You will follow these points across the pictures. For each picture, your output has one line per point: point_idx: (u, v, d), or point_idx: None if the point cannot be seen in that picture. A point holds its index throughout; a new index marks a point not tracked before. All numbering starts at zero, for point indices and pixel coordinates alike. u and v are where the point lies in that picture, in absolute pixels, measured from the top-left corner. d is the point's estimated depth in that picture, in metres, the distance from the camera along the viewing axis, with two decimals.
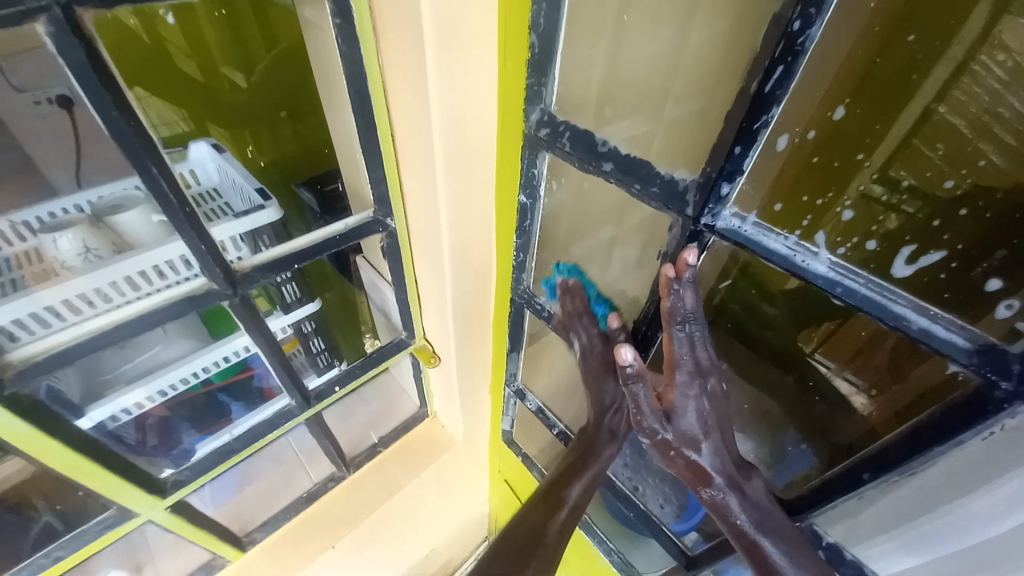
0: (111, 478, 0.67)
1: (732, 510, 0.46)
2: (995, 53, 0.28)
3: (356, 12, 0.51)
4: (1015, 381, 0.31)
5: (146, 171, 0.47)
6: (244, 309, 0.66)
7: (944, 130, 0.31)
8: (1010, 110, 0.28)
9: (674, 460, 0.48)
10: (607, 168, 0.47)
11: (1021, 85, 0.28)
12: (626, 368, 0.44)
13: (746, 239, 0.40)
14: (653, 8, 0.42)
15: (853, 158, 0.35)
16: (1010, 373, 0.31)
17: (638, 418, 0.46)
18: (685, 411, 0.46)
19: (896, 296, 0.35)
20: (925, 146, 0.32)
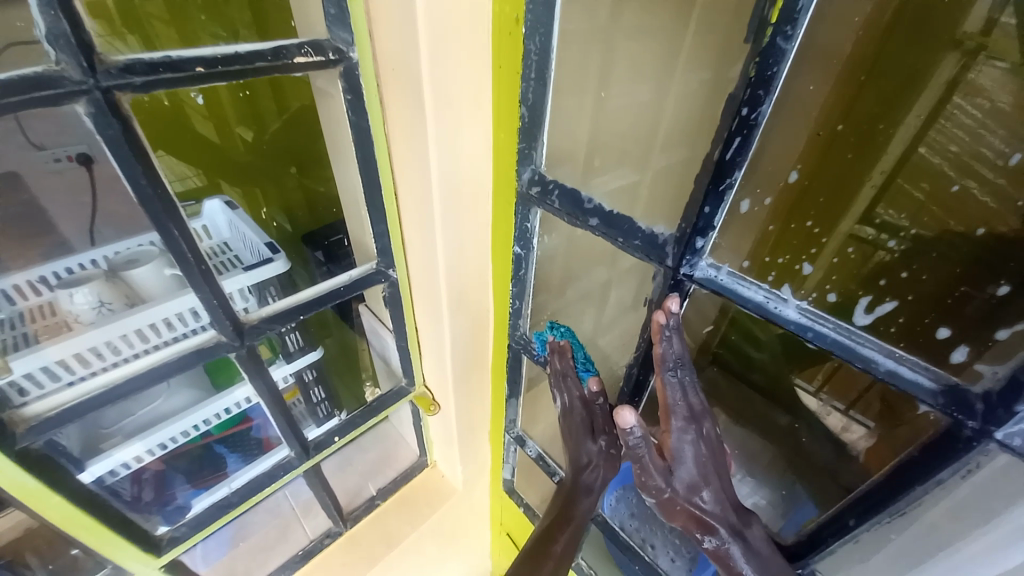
0: (107, 533, 0.66)
1: (736, 560, 0.45)
2: (973, 98, 0.32)
3: (365, 88, 0.56)
4: (980, 420, 0.32)
5: (166, 232, 0.50)
6: (249, 359, 0.67)
7: (925, 170, 0.35)
8: (989, 149, 0.32)
9: (676, 513, 0.46)
10: (593, 223, 0.51)
11: (998, 124, 0.31)
12: (629, 432, 0.43)
13: (722, 287, 0.43)
14: (632, 70, 0.47)
15: (804, 224, 0.40)
16: (974, 412, 0.32)
17: (642, 476, 0.45)
18: (684, 457, 0.45)
19: (864, 340, 0.37)
20: (910, 185, 0.36)
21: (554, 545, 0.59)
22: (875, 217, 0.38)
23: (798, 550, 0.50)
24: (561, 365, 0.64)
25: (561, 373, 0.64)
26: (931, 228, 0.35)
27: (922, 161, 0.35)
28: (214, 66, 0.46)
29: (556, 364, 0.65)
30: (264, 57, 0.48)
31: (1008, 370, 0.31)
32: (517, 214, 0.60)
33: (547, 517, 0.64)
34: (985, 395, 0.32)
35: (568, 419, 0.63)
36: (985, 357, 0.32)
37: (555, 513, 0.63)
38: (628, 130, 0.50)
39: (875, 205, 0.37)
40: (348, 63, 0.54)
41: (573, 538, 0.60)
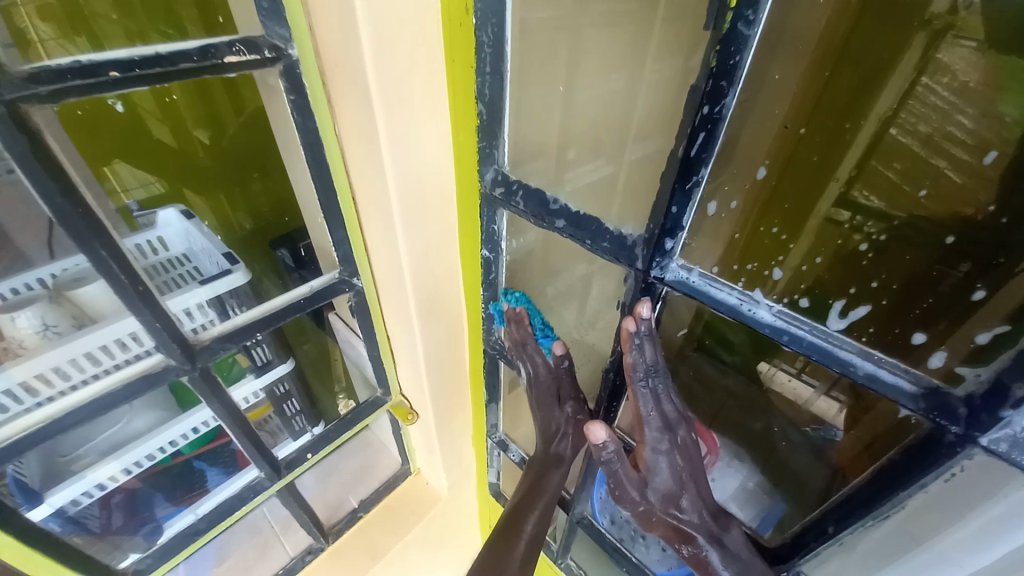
0: (62, 570, 0.63)
1: (715, 565, 0.44)
2: (941, 77, 0.31)
3: (309, 88, 0.53)
4: (964, 425, 0.30)
5: (94, 253, 0.46)
6: (204, 382, 0.63)
7: (899, 151, 0.33)
8: (959, 128, 0.31)
9: (655, 523, 0.46)
10: (560, 225, 0.48)
11: (970, 101, 0.30)
12: (602, 446, 0.42)
13: (694, 289, 0.40)
14: (603, 58, 0.46)
15: (770, 229, 0.39)
16: (957, 416, 0.31)
17: (617, 489, 0.45)
18: (661, 469, 0.44)
19: (841, 342, 0.35)
20: (883, 166, 0.34)
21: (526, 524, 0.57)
22: (850, 201, 0.36)
23: (782, 552, 0.48)
24: (520, 333, 0.64)
25: (519, 341, 0.65)
26: (904, 209, 0.34)
27: (894, 142, 0.34)
28: (132, 69, 0.42)
29: (514, 333, 0.65)
30: (189, 58, 0.44)
31: (992, 372, 0.29)
32: (483, 215, 0.57)
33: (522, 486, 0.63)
34: (968, 399, 0.30)
35: (537, 388, 0.64)
36: (963, 358, 0.31)
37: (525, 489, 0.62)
38: (600, 117, 0.48)
39: (849, 187, 0.36)
40: (288, 61, 0.50)
41: (543, 518, 0.58)
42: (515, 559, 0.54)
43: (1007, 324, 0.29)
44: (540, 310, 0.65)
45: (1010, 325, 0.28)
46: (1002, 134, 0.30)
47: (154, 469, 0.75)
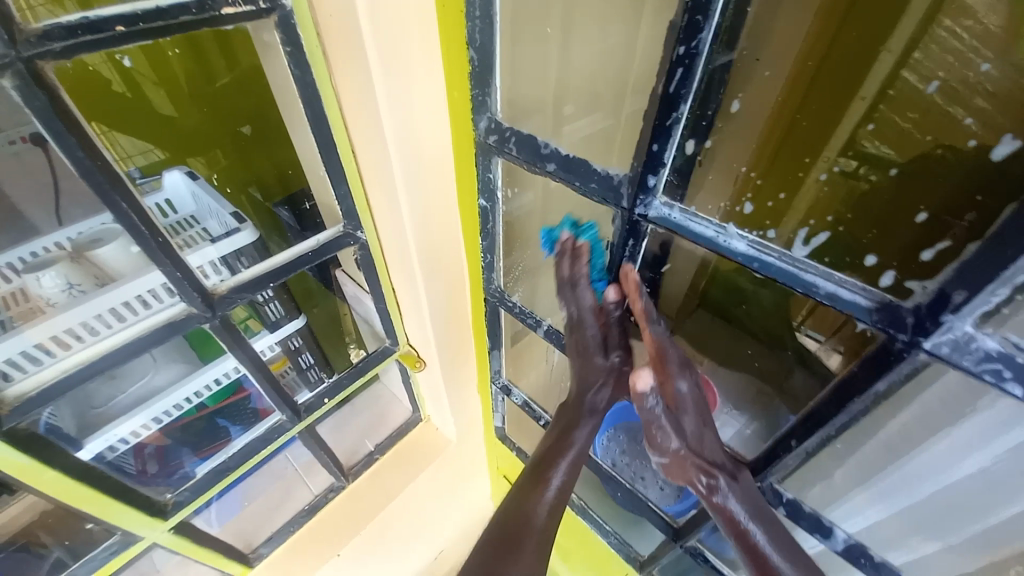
0: (108, 500, 0.69)
1: (730, 502, 0.49)
2: (962, 19, 0.30)
3: (305, 41, 0.53)
4: (909, 333, 0.33)
5: (116, 206, 0.50)
6: (225, 330, 0.68)
7: (909, 96, 0.33)
8: (976, 72, 0.29)
9: (683, 465, 0.51)
10: (551, 169, 0.50)
11: (995, 41, 0.29)
12: (648, 395, 0.49)
13: (675, 224, 0.42)
14: (597, 13, 0.47)
15: (750, 169, 0.41)
16: (905, 326, 0.33)
17: (657, 435, 0.50)
18: (686, 409, 0.51)
19: (806, 266, 0.37)
20: (895, 114, 0.33)
21: (552, 480, 0.59)
22: (858, 149, 0.36)
23: (758, 466, 0.54)
24: (572, 269, 0.57)
25: (569, 278, 0.58)
26: (909, 153, 0.33)
27: (907, 87, 0.33)
28: (135, 24, 0.43)
29: (564, 267, 0.58)
30: (188, 11, 0.46)
31: (936, 284, 0.31)
32: (479, 164, 0.59)
33: (549, 437, 0.64)
34: (915, 310, 0.32)
35: (578, 334, 0.60)
36: (903, 272, 0.33)
37: (553, 438, 0.63)
38: (596, 72, 0.49)
39: (858, 135, 0.36)
40: (282, 12, 0.51)
41: (569, 471, 0.60)
42: (539, 514, 0.57)
43: (948, 241, 0.31)
44: (602, 252, 0.57)
45: (948, 242, 0.30)
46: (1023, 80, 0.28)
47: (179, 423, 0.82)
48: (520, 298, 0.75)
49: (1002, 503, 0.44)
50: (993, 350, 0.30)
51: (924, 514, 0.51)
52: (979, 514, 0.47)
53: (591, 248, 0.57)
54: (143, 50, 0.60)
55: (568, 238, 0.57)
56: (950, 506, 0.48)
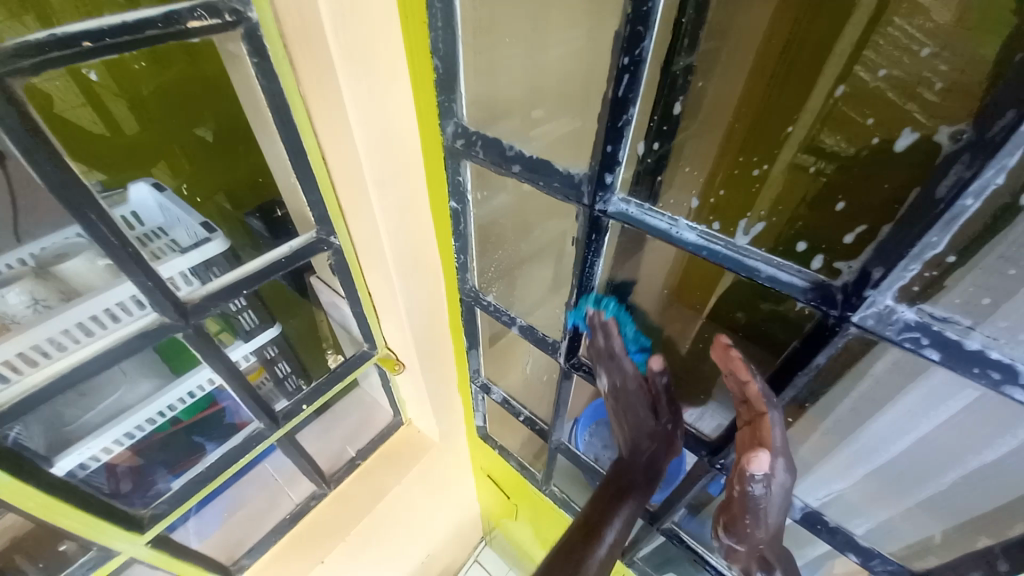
0: (84, 517, 0.68)
1: None
2: (911, 20, 0.33)
3: (271, 50, 0.54)
4: (840, 309, 0.35)
5: (85, 218, 0.51)
6: (199, 338, 0.69)
7: (869, 96, 0.36)
8: (925, 73, 0.32)
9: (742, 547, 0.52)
10: (516, 170, 0.52)
11: (944, 39, 0.31)
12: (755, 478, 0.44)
13: (633, 219, 0.45)
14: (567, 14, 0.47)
15: (724, 162, 0.45)
16: (835, 302, 0.36)
17: (741, 514, 0.48)
18: (775, 502, 0.47)
19: (749, 253, 0.39)
20: (852, 110, 0.37)
21: (607, 534, 0.56)
22: (818, 146, 0.40)
23: (720, 445, 0.57)
24: (608, 343, 0.59)
25: (606, 351, 0.60)
26: (857, 147, 0.37)
27: (862, 86, 0.36)
28: (102, 39, 0.45)
29: (600, 341, 0.60)
30: (155, 25, 0.47)
31: (859, 264, 0.34)
32: (448, 167, 0.61)
33: (592, 505, 0.60)
34: (843, 287, 0.35)
35: (620, 398, 0.61)
36: (832, 255, 0.37)
37: (602, 499, 0.60)
38: (562, 74, 0.50)
39: (818, 132, 0.39)
40: (248, 24, 0.52)
41: (625, 528, 0.57)
42: (591, 566, 0.53)
43: None
44: (630, 319, 0.61)
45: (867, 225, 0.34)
46: (961, 75, 0.30)
47: (149, 440, 0.80)
48: (495, 297, 0.77)
49: (935, 467, 0.49)
50: (909, 320, 0.33)
51: (872, 485, 0.55)
52: (920, 481, 0.51)
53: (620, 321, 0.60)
54: (110, 64, 0.59)
55: (595, 314, 0.59)
56: (893, 474, 0.53)
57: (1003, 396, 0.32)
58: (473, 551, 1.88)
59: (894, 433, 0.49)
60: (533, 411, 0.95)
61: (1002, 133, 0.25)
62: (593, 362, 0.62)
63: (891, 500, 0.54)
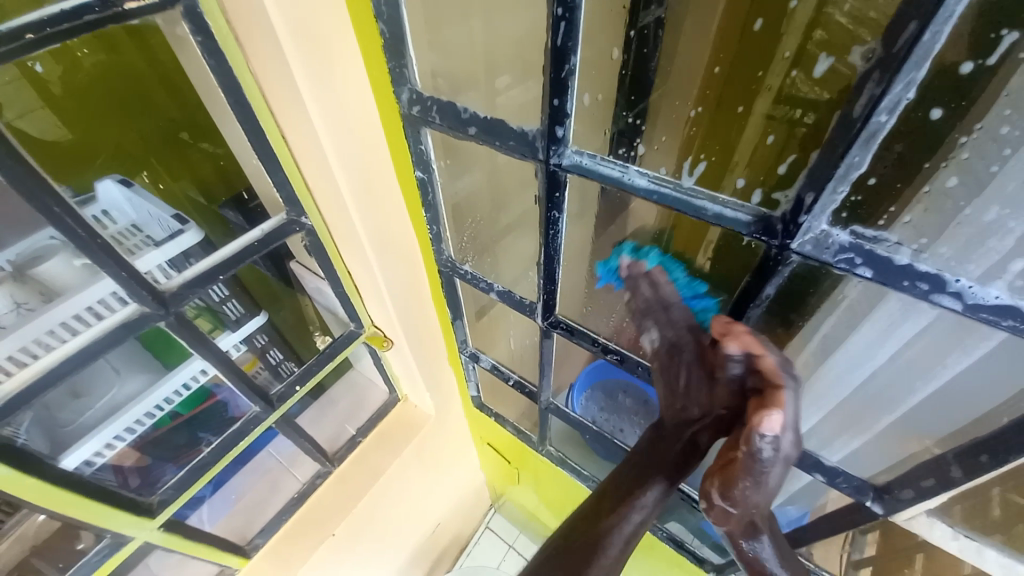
0: (94, 506, 0.70)
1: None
2: None
3: (215, 30, 0.54)
4: (780, 238, 0.37)
5: (49, 211, 0.52)
6: (180, 325, 0.70)
7: (832, 31, 0.31)
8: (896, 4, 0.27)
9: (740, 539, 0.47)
10: (473, 132, 0.53)
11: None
12: (764, 439, 0.40)
13: (586, 169, 0.46)
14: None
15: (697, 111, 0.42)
16: (776, 232, 0.37)
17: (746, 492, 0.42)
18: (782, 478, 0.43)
19: (696, 193, 0.41)
20: (815, 44, 0.32)
21: (623, 521, 0.50)
22: (791, 94, 0.35)
23: None
24: (653, 293, 0.56)
25: (653, 299, 0.56)
26: (828, 92, 0.32)
27: (829, 20, 0.31)
28: (43, 29, 0.44)
29: (644, 290, 0.57)
30: (93, 10, 0.47)
31: (795, 192, 0.35)
32: (408, 137, 0.61)
33: (606, 487, 0.54)
34: (782, 217, 0.37)
35: (666, 355, 0.55)
36: (768, 187, 0.37)
37: (611, 488, 0.54)
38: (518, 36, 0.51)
39: (788, 77, 0.35)
40: (188, 2, 0.51)
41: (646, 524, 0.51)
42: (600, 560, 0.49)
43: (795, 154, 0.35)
44: (679, 263, 0.55)
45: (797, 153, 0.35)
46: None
47: (150, 436, 0.82)
48: (472, 267, 0.78)
49: (895, 387, 0.51)
50: (844, 242, 0.35)
51: (839, 413, 0.57)
52: (885, 407, 0.53)
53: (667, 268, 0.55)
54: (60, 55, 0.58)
55: (633, 261, 0.57)
56: (859, 401, 0.55)
57: (932, 304, 0.35)
58: (483, 519, 1.96)
59: (853, 362, 0.52)
60: (521, 375, 0.97)
61: (906, 44, 0.26)
62: (637, 314, 0.58)
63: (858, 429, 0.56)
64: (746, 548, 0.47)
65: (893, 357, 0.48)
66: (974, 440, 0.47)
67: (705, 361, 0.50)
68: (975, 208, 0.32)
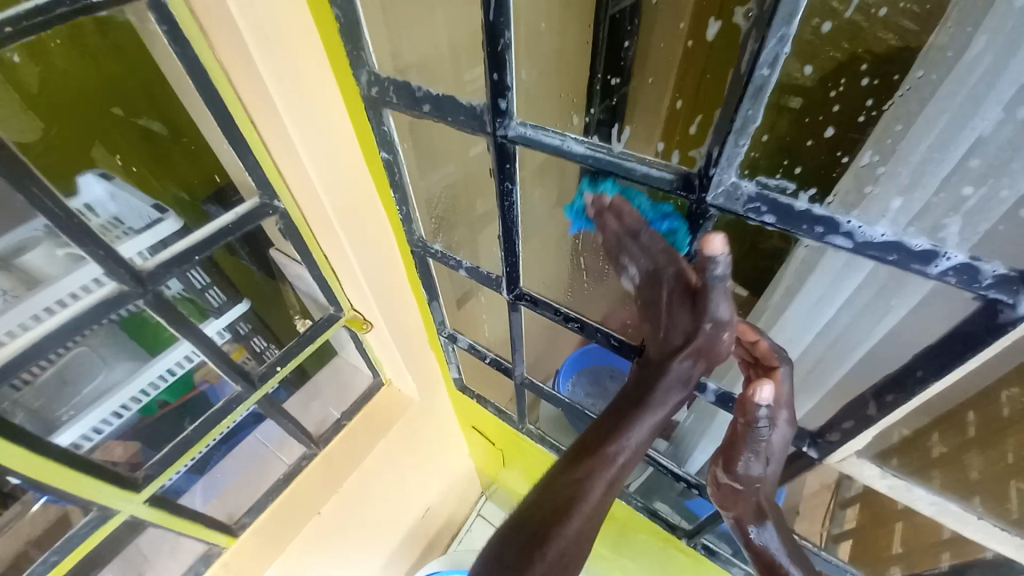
0: (82, 478, 0.73)
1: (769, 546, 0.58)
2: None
3: (179, 18, 0.56)
4: (698, 193, 0.42)
5: (29, 192, 0.56)
6: (159, 305, 0.73)
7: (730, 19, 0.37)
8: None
9: (739, 504, 0.58)
10: (427, 109, 0.56)
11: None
12: (759, 407, 0.50)
13: (529, 139, 0.49)
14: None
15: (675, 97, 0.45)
16: (694, 187, 0.42)
17: (739, 452, 0.53)
18: (772, 448, 0.53)
19: (626, 156, 0.45)
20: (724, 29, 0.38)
21: (615, 458, 0.54)
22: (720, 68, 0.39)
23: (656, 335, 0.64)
24: (618, 224, 0.54)
25: (619, 233, 0.55)
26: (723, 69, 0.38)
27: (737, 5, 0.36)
28: (20, 22, 0.49)
29: (609, 225, 0.55)
30: (64, 3, 0.51)
31: (707, 149, 0.39)
32: (372, 118, 0.64)
33: (599, 426, 0.58)
34: (698, 173, 0.41)
35: (652, 286, 0.54)
36: (686, 146, 0.43)
37: (607, 422, 0.57)
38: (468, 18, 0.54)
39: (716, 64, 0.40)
40: None
41: (641, 445, 0.55)
42: (591, 497, 0.53)
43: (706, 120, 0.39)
44: (638, 190, 0.52)
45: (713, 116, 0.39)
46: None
47: (135, 425, 0.85)
48: (441, 244, 0.81)
49: (837, 342, 0.56)
50: (752, 192, 0.39)
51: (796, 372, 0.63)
52: (830, 364, 0.58)
53: (626, 198, 0.53)
54: (31, 47, 0.59)
55: (596, 198, 0.54)
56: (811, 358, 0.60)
57: (830, 246, 0.39)
58: (475, 506, 1.99)
59: (800, 322, 0.57)
60: (497, 352, 1.01)
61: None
62: (612, 249, 0.58)
63: (810, 387, 0.61)
64: (750, 532, 0.59)
65: (837, 312, 0.53)
66: (879, 383, 0.51)
67: (686, 283, 0.50)
68: (853, 157, 0.39)
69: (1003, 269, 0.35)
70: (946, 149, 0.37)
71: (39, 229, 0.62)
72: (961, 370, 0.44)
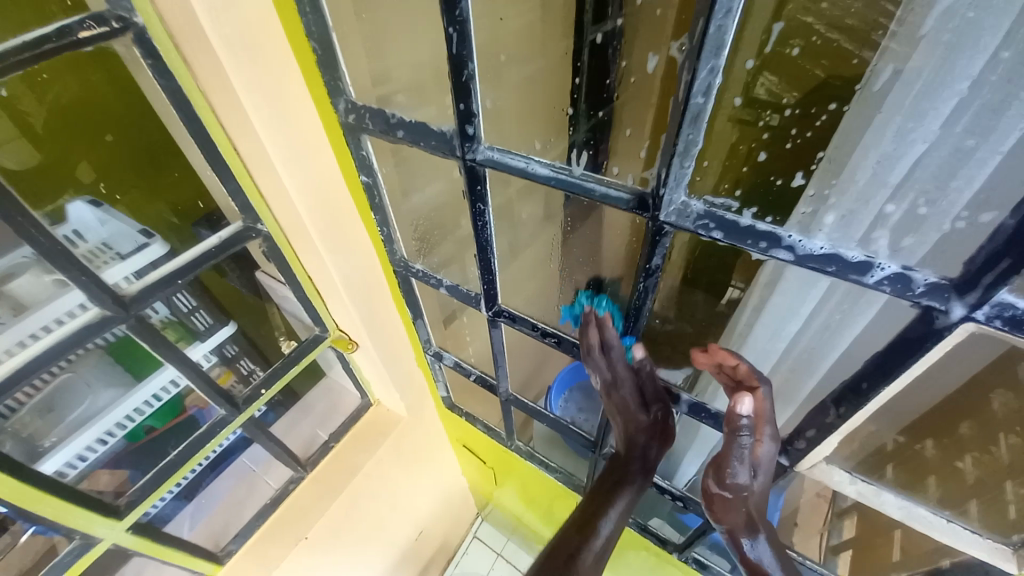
0: (63, 504, 0.72)
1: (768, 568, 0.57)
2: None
3: (163, 52, 0.59)
4: (652, 211, 0.44)
5: (14, 220, 0.57)
6: (143, 329, 0.75)
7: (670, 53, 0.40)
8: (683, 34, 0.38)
9: (732, 516, 0.58)
10: (400, 135, 0.59)
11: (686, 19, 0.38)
12: (740, 417, 0.53)
13: (496, 162, 0.52)
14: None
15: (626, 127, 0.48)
16: (648, 206, 0.44)
17: (732, 462, 0.55)
18: (762, 460, 0.54)
19: (587, 178, 0.48)
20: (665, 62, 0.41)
21: (601, 530, 0.63)
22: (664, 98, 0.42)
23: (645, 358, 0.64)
24: (596, 336, 0.63)
25: (594, 345, 0.64)
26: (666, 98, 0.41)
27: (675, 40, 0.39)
28: (7, 57, 0.51)
29: (590, 336, 0.64)
30: (49, 40, 0.53)
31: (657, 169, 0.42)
32: (350, 144, 0.67)
33: (585, 505, 0.67)
34: (651, 192, 0.44)
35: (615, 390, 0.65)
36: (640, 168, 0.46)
37: (590, 504, 0.66)
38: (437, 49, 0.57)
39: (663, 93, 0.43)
40: (136, 29, 0.57)
41: (619, 520, 0.65)
42: (586, 556, 0.60)
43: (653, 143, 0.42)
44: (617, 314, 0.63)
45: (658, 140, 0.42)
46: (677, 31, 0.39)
47: (122, 451, 0.84)
48: (423, 264, 0.83)
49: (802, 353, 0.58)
50: (700, 210, 0.42)
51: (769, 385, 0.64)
52: (796, 374, 0.60)
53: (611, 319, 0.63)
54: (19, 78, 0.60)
55: (591, 311, 0.64)
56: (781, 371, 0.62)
57: (775, 259, 0.42)
58: (471, 527, 1.97)
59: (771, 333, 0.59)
60: (482, 369, 1.02)
61: (700, 34, 0.32)
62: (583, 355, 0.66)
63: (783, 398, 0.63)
64: (744, 545, 0.58)
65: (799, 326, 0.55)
66: (837, 392, 0.53)
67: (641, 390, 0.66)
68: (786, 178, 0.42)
69: (931, 278, 0.37)
70: (881, 167, 0.39)
71: (27, 256, 0.64)
72: (907, 376, 0.46)
